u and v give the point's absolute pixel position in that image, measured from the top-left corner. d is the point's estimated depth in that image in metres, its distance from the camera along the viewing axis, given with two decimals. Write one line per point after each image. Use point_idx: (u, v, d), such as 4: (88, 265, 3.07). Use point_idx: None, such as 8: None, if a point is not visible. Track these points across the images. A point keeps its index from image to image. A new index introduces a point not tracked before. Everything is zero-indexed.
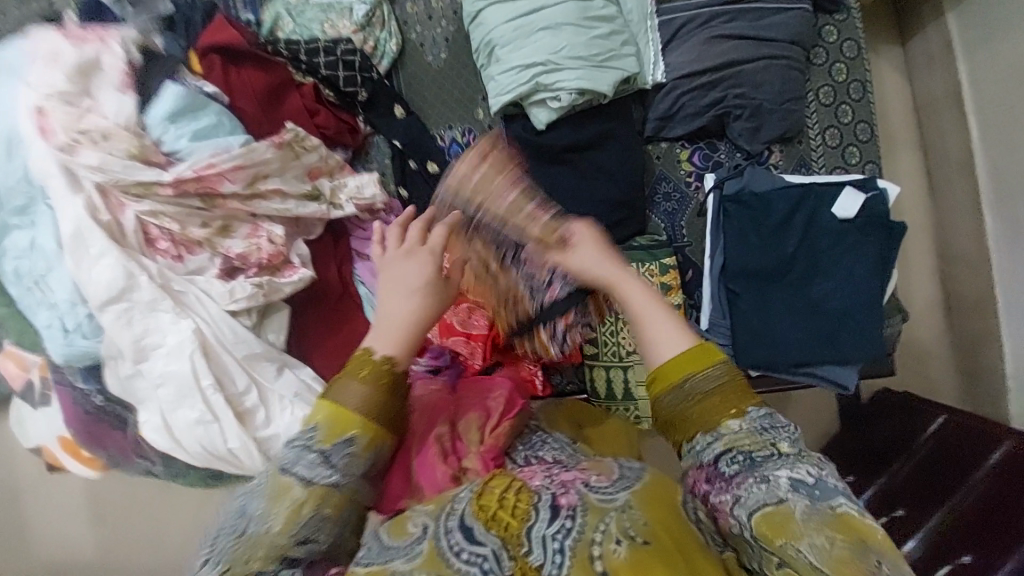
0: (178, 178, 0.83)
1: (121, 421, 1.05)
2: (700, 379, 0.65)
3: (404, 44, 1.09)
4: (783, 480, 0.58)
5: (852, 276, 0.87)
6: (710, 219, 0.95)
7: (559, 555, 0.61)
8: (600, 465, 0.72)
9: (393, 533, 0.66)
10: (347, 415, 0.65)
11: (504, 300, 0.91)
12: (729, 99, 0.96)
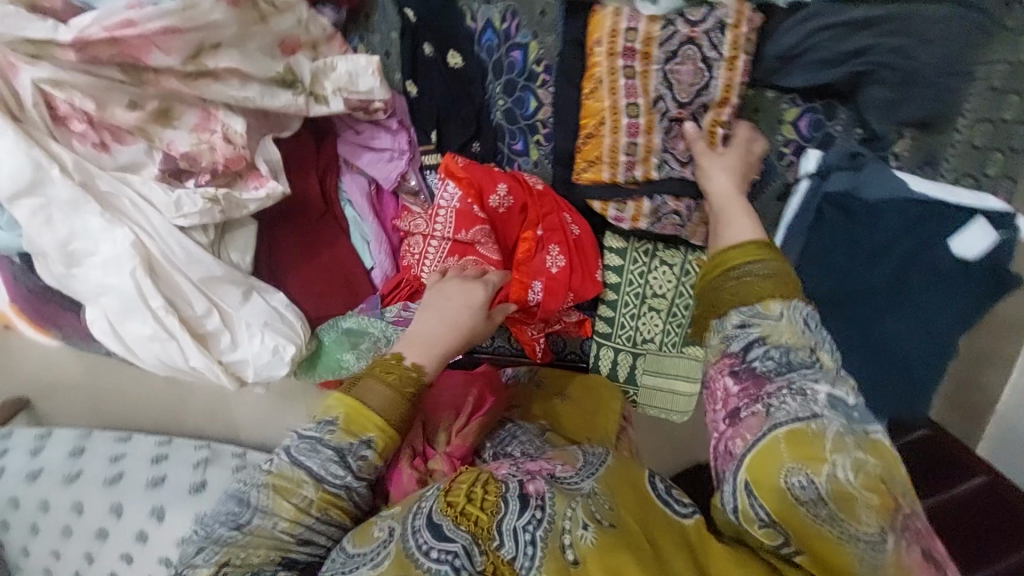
0: (82, 39, 0.58)
1: (72, 307, 0.93)
2: (759, 263, 0.62)
3: None
4: (821, 396, 0.53)
5: (934, 325, 0.74)
6: (797, 213, 0.76)
7: (531, 547, 0.55)
8: (563, 454, 0.66)
9: (358, 540, 0.59)
10: (365, 414, 0.63)
11: (623, 157, 0.76)
12: (875, 52, 0.69)
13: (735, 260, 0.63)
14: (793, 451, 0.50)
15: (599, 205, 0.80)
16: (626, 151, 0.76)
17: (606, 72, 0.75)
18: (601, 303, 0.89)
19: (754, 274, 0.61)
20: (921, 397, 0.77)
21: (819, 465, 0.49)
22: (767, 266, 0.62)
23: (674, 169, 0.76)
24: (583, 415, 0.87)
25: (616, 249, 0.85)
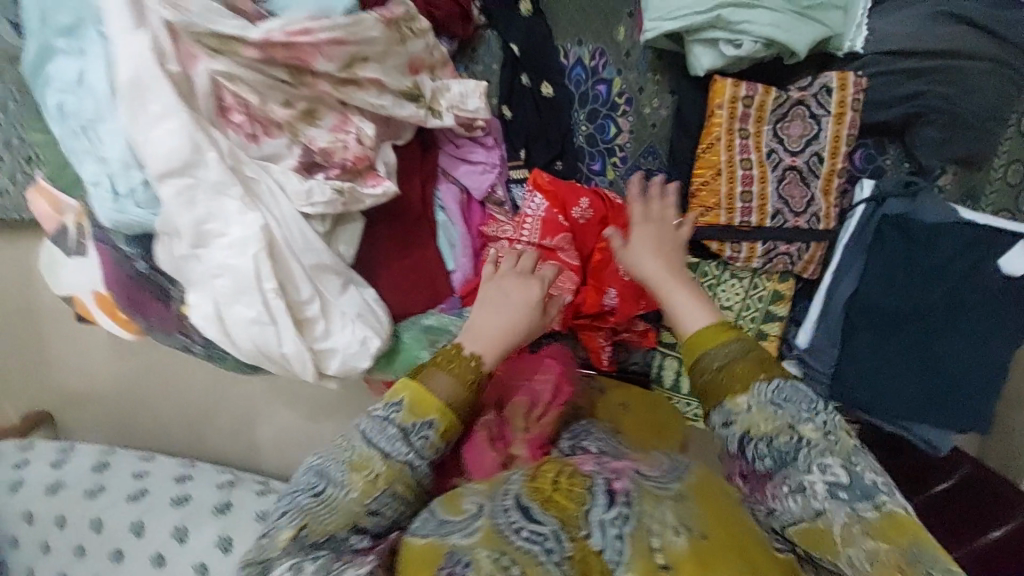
0: (267, 40, 0.68)
1: (165, 295, 1.00)
2: (723, 350, 0.62)
3: None
4: (820, 488, 0.54)
5: (984, 341, 0.81)
6: (859, 234, 0.84)
7: (619, 542, 0.53)
8: (647, 456, 0.63)
9: (448, 510, 0.59)
10: (429, 398, 0.66)
11: (740, 203, 0.83)
12: (927, 97, 0.79)
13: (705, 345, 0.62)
14: (808, 540, 0.54)
15: (715, 245, 0.86)
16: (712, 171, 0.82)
17: (724, 131, 0.80)
18: None
19: (724, 362, 0.61)
20: (977, 411, 0.82)
21: (831, 553, 0.53)
22: (736, 352, 0.61)
23: (786, 218, 0.83)
24: (653, 424, 0.85)
25: (688, 263, 0.90)
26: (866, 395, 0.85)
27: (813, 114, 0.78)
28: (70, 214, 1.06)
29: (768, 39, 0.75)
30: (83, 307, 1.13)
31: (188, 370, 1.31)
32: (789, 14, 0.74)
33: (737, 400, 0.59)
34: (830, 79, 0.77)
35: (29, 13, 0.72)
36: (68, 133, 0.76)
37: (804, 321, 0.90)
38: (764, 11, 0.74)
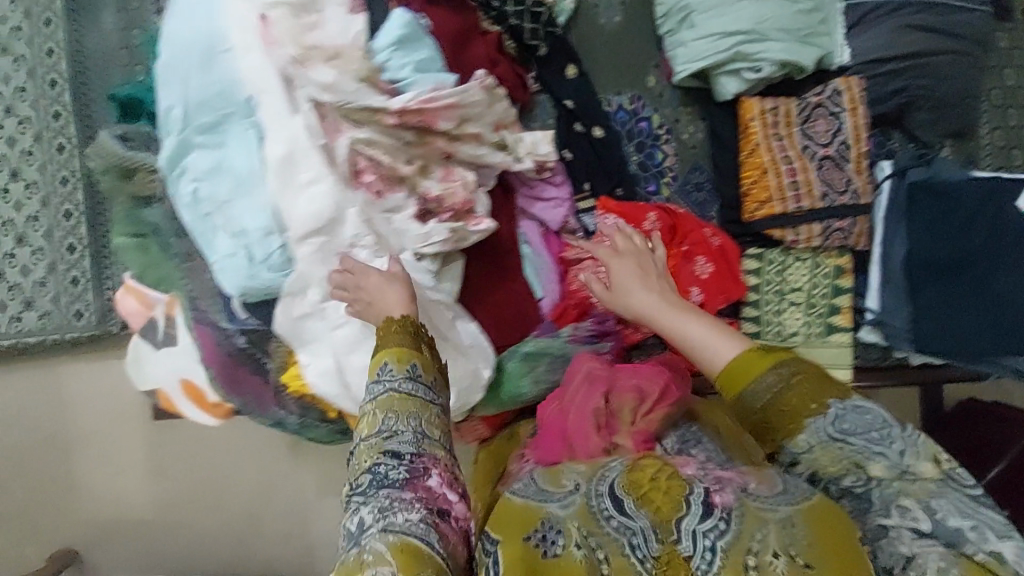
0: (404, 109, 0.80)
1: (263, 367, 1.05)
2: (769, 382, 0.61)
3: (578, 3, 1.05)
4: (907, 534, 0.55)
5: None
6: (897, 204, 0.96)
7: (710, 552, 0.56)
8: (760, 472, 0.62)
9: (549, 481, 0.64)
10: (379, 350, 0.64)
11: (790, 192, 0.95)
12: (911, 90, 0.97)
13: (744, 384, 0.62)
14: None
15: (777, 233, 0.97)
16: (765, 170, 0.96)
17: (762, 138, 0.96)
18: (744, 306, 1.02)
19: (771, 394, 0.60)
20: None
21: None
22: (780, 381, 0.61)
23: (834, 199, 0.95)
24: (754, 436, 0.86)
25: (753, 254, 1.00)
26: (948, 340, 0.93)
27: (832, 112, 0.94)
28: (160, 307, 1.10)
29: (781, 62, 0.93)
30: (167, 400, 1.13)
31: (237, 441, 1.79)
32: (794, 42, 0.93)
33: (795, 440, 0.60)
34: (837, 85, 0.95)
35: (168, 118, 0.81)
36: (198, 217, 0.84)
37: (869, 289, 0.99)
38: (775, 42, 0.92)
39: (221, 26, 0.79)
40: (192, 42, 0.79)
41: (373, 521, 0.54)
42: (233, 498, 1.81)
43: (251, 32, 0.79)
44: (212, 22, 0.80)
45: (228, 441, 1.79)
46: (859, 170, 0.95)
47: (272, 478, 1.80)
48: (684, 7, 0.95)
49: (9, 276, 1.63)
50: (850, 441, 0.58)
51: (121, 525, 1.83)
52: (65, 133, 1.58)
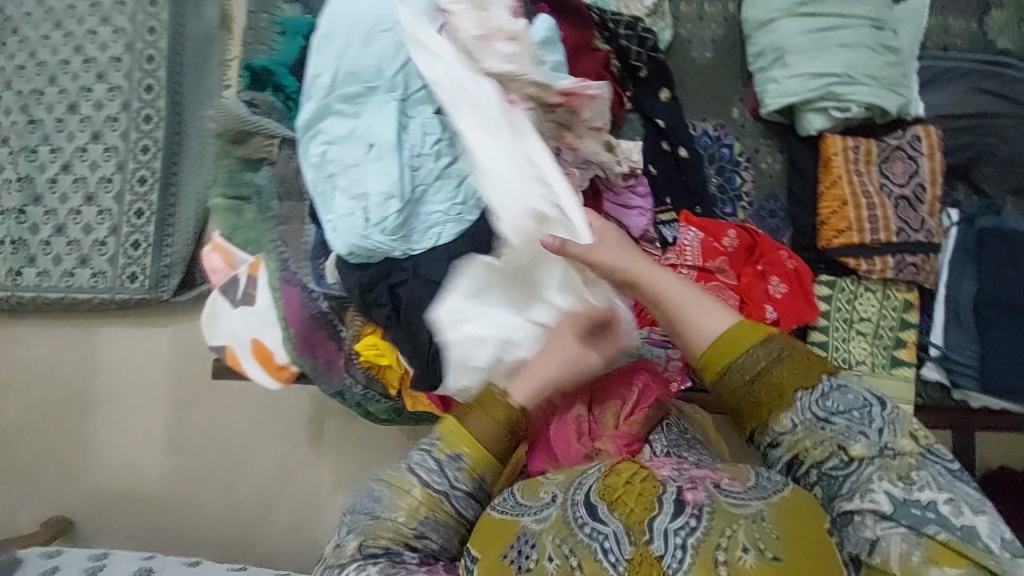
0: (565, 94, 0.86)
1: (338, 332, 1.08)
2: (760, 356, 0.69)
3: (674, 37, 1.15)
4: (870, 519, 0.60)
5: None
6: (964, 248, 1.03)
7: (681, 550, 0.58)
8: (735, 469, 0.66)
9: (527, 495, 0.70)
10: (461, 433, 0.72)
11: (868, 224, 1.01)
12: (979, 145, 1.05)
13: (730, 358, 0.69)
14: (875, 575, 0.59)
15: (852, 261, 1.02)
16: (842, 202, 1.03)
17: (844, 172, 1.03)
18: (812, 330, 1.05)
19: (758, 367, 0.68)
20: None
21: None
22: (769, 359, 0.68)
23: (910, 235, 1.00)
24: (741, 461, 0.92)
25: (825, 280, 1.05)
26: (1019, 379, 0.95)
27: (911, 155, 1.03)
28: (244, 267, 1.13)
29: (867, 105, 1.02)
30: (234, 357, 1.14)
31: (258, 430, 1.72)
32: (880, 89, 1.01)
33: (779, 418, 0.67)
34: (919, 133, 1.04)
35: (314, 83, 0.88)
36: (321, 177, 0.89)
37: (935, 325, 1.03)
38: (862, 87, 1.01)
39: (386, 7, 0.86)
40: (355, 18, 0.86)
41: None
42: (242, 489, 1.72)
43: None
44: (375, 1, 0.86)
45: (249, 428, 1.73)
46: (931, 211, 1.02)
47: (284, 479, 1.71)
48: (777, 49, 1.04)
49: (70, 232, 1.66)
50: (833, 426, 0.65)
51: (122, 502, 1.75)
52: (153, 106, 1.66)
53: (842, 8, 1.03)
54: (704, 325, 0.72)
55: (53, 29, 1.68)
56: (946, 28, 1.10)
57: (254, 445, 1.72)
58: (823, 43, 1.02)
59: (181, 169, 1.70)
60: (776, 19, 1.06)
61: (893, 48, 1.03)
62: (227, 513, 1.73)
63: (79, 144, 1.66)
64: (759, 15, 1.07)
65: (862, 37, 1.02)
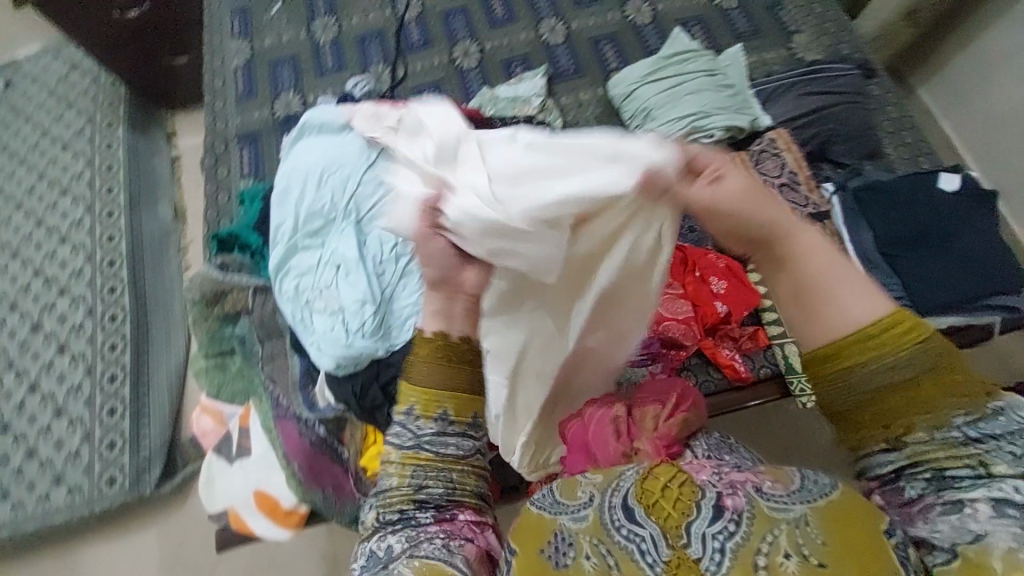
0: None
1: (340, 454, 1.08)
2: (904, 359, 0.55)
3: (565, 123, 1.41)
4: (983, 510, 0.50)
5: (980, 231, 1.14)
6: (850, 207, 1.20)
7: (719, 554, 0.54)
8: (776, 470, 0.60)
9: (564, 493, 0.63)
10: (409, 387, 0.67)
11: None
12: (826, 132, 1.30)
13: (854, 362, 0.56)
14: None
15: None
16: None
17: None
18: (763, 312, 1.19)
19: (896, 367, 0.55)
20: (1011, 278, 1.12)
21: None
22: (911, 367, 0.55)
23: (802, 212, 1.22)
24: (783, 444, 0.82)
25: (755, 267, 1.20)
26: (941, 293, 1.11)
27: (774, 153, 1.24)
28: (234, 419, 1.15)
29: (727, 127, 1.26)
30: (238, 518, 1.09)
31: None
32: (731, 114, 1.27)
33: (913, 430, 0.55)
34: (774, 136, 1.26)
35: (279, 231, 1.01)
36: (299, 307, 0.99)
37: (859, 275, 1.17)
38: (717, 116, 1.26)
39: (326, 156, 1.03)
40: (303, 171, 1.02)
41: (402, 549, 0.62)
42: None
43: (350, 158, 1.02)
44: (319, 155, 1.03)
45: None
46: (809, 189, 1.23)
47: None
48: (644, 109, 1.29)
49: (41, 452, 1.59)
50: (972, 436, 0.53)
51: None
52: (119, 304, 1.75)
53: (678, 70, 1.32)
54: (842, 320, 0.56)
55: (15, 263, 1.79)
56: (761, 62, 1.42)
57: None
58: (676, 95, 1.29)
59: (155, 354, 1.73)
60: (635, 89, 1.33)
61: (729, 83, 1.32)
62: None
63: (45, 360, 1.68)
64: (621, 92, 1.35)
65: (702, 83, 1.30)
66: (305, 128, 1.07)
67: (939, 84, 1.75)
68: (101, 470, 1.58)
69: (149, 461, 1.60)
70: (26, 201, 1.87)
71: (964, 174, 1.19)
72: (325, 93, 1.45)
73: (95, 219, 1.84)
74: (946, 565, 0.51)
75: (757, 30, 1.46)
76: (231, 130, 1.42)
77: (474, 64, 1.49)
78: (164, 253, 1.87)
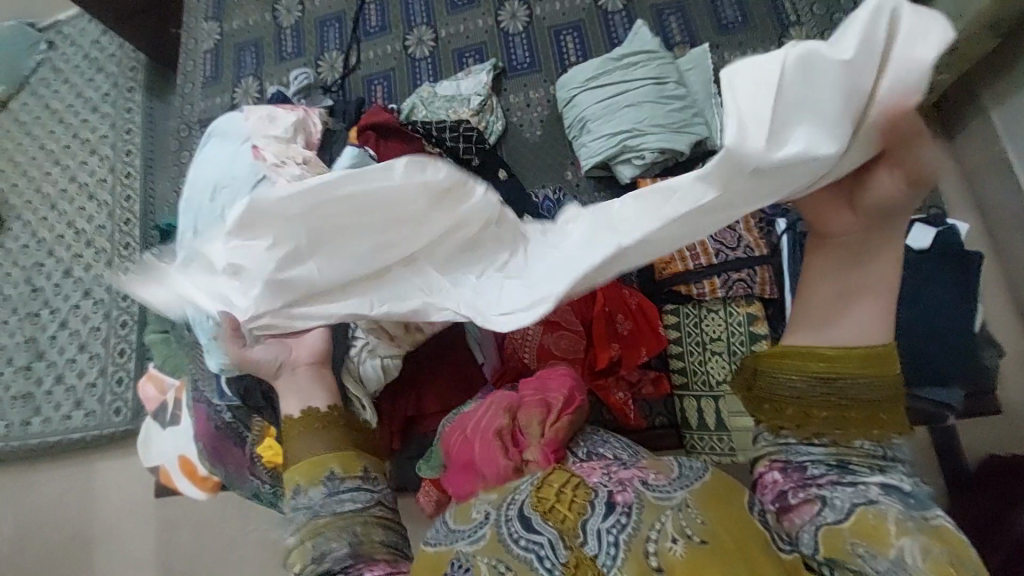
0: None
1: (242, 438, 1.16)
2: (864, 386, 0.60)
3: (506, 125, 1.31)
4: (874, 487, 0.56)
5: (935, 301, 1.00)
6: (786, 254, 1.08)
7: (614, 547, 0.55)
8: (657, 463, 0.63)
9: (458, 520, 0.64)
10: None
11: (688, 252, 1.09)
12: None
13: (848, 370, 0.60)
14: (856, 530, 0.53)
15: (683, 288, 1.09)
16: None
17: None
18: (670, 358, 1.09)
19: (865, 392, 0.60)
20: (966, 356, 0.99)
21: (885, 545, 0.52)
22: (871, 390, 0.60)
23: (728, 254, 1.08)
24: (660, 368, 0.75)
25: (670, 309, 1.10)
26: None
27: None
28: (171, 390, 1.31)
29: (661, 149, 1.13)
30: (167, 474, 1.27)
31: (224, 558, 1.56)
32: (669, 133, 1.14)
33: (851, 441, 0.59)
34: None
35: (184, 237, 1.10)
36: (195, 308, 1.06)
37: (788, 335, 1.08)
38: (652, 135, 1.14)
39: (228, 166, 1.07)
40: (207, 180, 1.10)
41: None
42: None
43: (240, 171, 1.05)
44: (217, 167, 1.10)
45: (224, 549, 1.57)
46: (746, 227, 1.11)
47: None
48: (580, 119, 1.19)
49: None
50: (883, 451, 0.59)
51: None
52: None
53: (624, 76, 1.19)
54: (850, 325, 0.61)
55: None
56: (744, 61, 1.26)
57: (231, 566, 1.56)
58: (614, 106, 1.17)
59: None
60: (576, 95, 1.22)
61: (681, 95, 1.18)
62: None
63: None
64: (563, 95, 1.24)
65: (646, 94, 1.17)
66: (213, 137, 1.17)
67: (987, 93, 1.46)
68: (74, 403, 1.72)
69: (117, 400, 1.70)
70: (18, 141, 1.93)
71: (943, 226, 1.04)
72: (280, 82, 1.46)
73: (77, 164, 1.89)
74: (842, 520, 0.54)
75: (747, 21, 1.29)
76: (195, 115, 1.49)
77: (426, 54, 1.41)
78: (129, 188, 1.84)
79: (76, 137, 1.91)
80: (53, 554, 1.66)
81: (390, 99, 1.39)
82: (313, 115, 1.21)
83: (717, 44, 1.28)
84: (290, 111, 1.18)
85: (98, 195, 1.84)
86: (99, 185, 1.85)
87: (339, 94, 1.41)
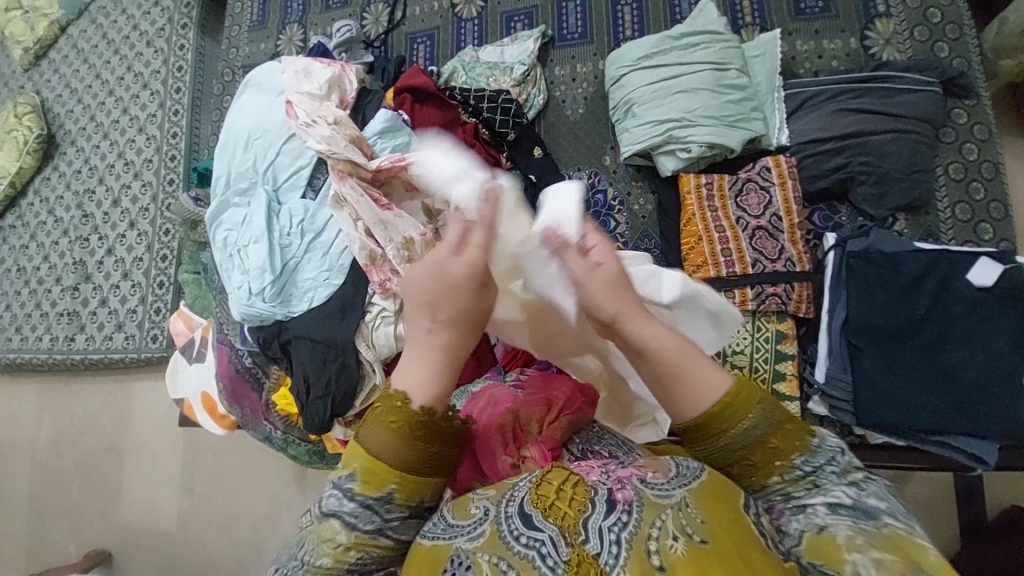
0: (379, 168, 1.02)
1: (260, 384, 1.21)
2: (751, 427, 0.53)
3: (549, 100, 1.25)
4: (821, 508, 0.50)
5: (989, 345, 0.93)
6: (832, 273, 1.03)
7: (615, 547, 0.50)
8: (655, 461, 0.58)
9: (456, 514, 0.57)
10: (377, 466, 0.56)
11: (722, 258, 1.04)
12: (854, 165, 1.05)
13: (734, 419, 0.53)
14: (817, 556, 0.49)
15: None
16: (717, 231, 1.05)
17: (696, 209, 1.07)
18: None
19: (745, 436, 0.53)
20: (1012, 411, 0.91)
21: (840, 567, 0.48)
22: (767, 422, 0.53)
23: (766, 264, 1.02)
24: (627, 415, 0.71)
25: None
26: (892, 412, 0.95)
27: (762, 186, 1.05)
28: (199, 329, 1.37)
29: (709, 143, 1.06)
30: (190, 408, 1.35)
31: (243, 486, 1.68)
32: (722, 127, 1.06)
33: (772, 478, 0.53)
34: (767, 163, 1.06)
35: (216, 185, 1.11)
36: (224, 257, 1.08)
37: (818, 357, 1.03)
38: (702, 128, 1.06)
39: (271, 122, 1.10)
40: (243, 130, 1.11)
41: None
42: (237, 538, 1.66)
43: (273, 126, 1.10)
44: (250, 117, 1.12)
45: (241, 476, 1.69)
46: (791, 235, 1.04)
47: (275, 528, 1.63)
48: (626, 101, 1.11)
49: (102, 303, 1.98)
50: (807, 470, 0.52)
51: (100, 550, 1.76)
52: None
53: (681, 57, 1.10)
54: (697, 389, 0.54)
55: None
56: (817, 52, 1.15)
57: (247, 495, 1.68)
58: (666, 91, 1.09)
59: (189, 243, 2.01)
60: (626, 74, 1.13)
61: (742, 85, 1.09)
62: (227, 551, 1.66)
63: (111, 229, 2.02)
64: (611, 72, 1.15)
65: (703, 80, 1.08)
66: (250, 86, 1.17)
67: None
68: (116, 326, 1.81)
69: (153, 327, 1.78)
70: (78, 68, 1.99)
71: (1013, 264, 0.95)
72: (324, 31, 1.42)
73: (130, 96, 1.91)
74: (797, 547, 0.51)
75: (829, 6, 1.16)
76: (240, 59, 1.48)
77: (473, 14, 1.34)
78: (176, 125, 1.86)
79: (128, 67, 1.93)
80: (92, 460, 1.82)
81: (432, 61, 1.34)
82: (350, 69, 1.17)
83: (791, 30, 1.16)
84: (327, 64, 1.14)
85: (147, 129, 1.88)
86: (148, 119, 1.88)
87: (381, 51, 1.37)
